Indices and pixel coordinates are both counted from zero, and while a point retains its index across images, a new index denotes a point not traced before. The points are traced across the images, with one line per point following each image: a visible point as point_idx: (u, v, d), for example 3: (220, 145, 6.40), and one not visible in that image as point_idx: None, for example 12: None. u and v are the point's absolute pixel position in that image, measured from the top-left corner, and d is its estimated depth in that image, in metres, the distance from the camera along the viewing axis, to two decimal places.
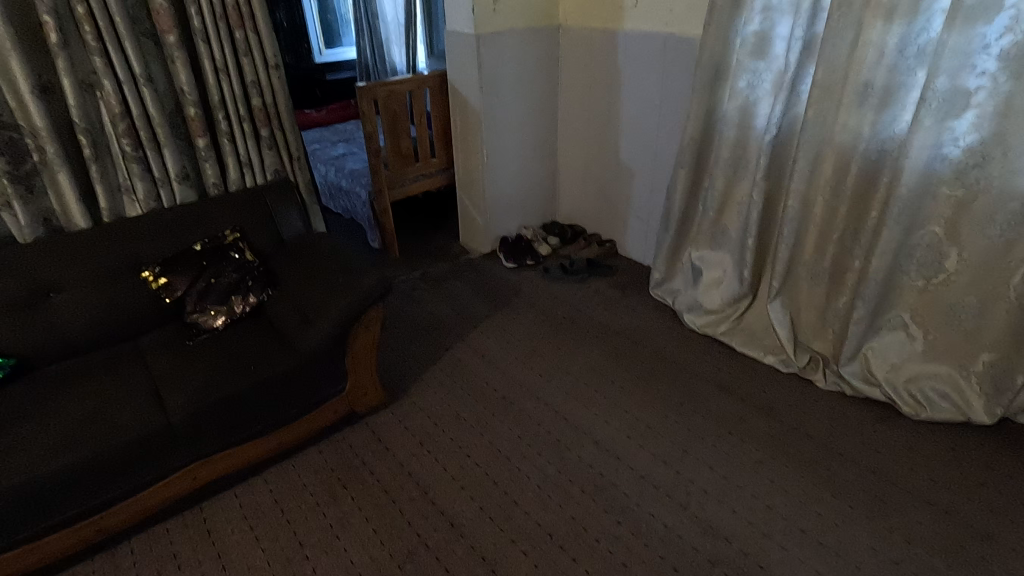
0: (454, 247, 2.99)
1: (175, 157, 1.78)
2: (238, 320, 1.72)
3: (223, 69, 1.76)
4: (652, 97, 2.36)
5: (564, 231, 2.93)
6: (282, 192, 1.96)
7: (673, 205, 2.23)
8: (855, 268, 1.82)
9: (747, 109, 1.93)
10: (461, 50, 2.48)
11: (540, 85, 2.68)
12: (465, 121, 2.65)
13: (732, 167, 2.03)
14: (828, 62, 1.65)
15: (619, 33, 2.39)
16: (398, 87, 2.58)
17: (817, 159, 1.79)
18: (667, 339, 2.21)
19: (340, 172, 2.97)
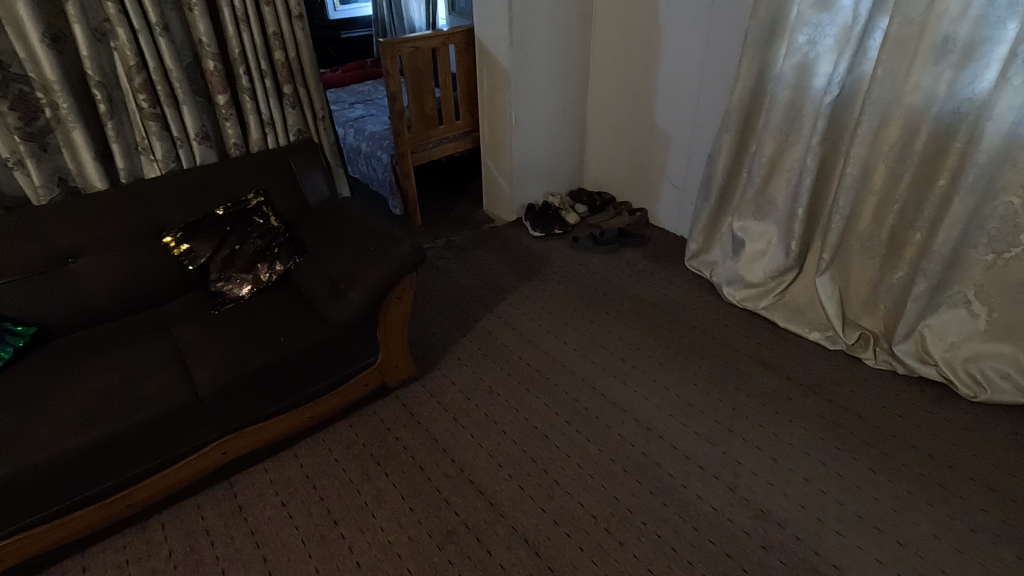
0: (478, 215, 2.89)
1: (195, 116, 1.67)
2: (264, 289, 1.64)
3: (244, 19, 1.63)
4: (695, 55, 2.21)
5: (593, 198, 2.81)
6: (306, 154, 1.86)
7: (715, 171, 2.10)
8: (917, 241, 1.71)
9: (805, 68, 1.78)
10: (490, 3, 2.32)
11: (573, 42, 2.52)
12: (492, 81, 2.51)
13: (784, 131, 1.89)
14: (905, 13, 1.50)
15: None
16: (424, 43, 2.43)
17: (883, 122, 1.66)
18: (706, 314, 2.12)
19: (360, 135, 2.86)
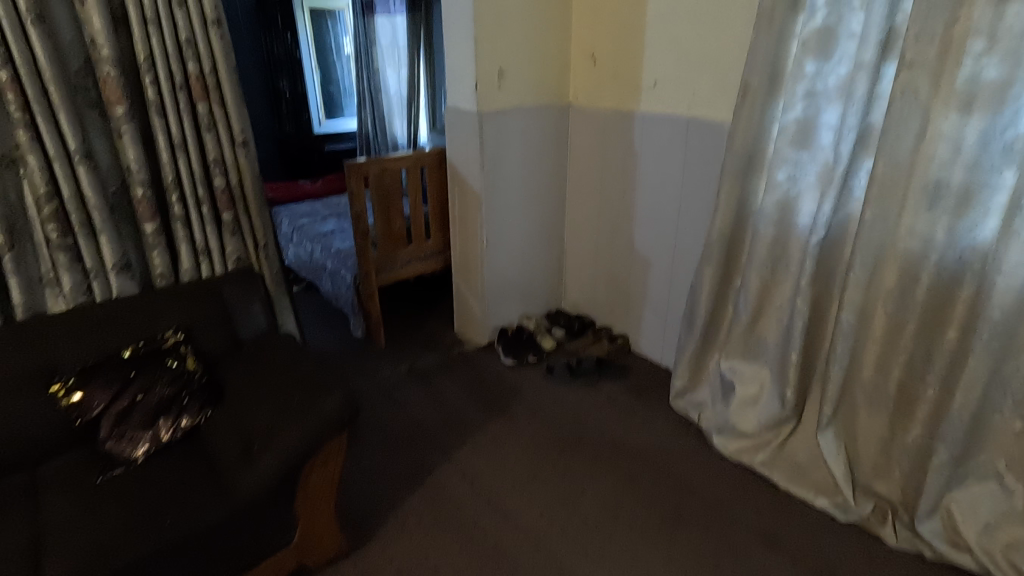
0: (447, 336, 2.68)
1: (114, 245, 1.50)
2: (164, 449, 1.38)
3: (181, 146, 1.51)
4: (672, 182, 2.11)
5: (570, 322, 2.62)
6: (243, 283, 1.67)
7: (698, 305, 1.93)
8: (930, 399, 1.48)
9: (787, 205, 1.67)
10: (461, 127, 2.27)
11: (548, 164, 2.46)
12: (464, 201, 2.40)
13: (770, 266, 1.74)
14: (890, 154, 1.39)
15: (635, 112, 2.18)
16: (393, 164, 2.34)
17: (877, 265, 1.50)
18: (693, 467, 1.85)
19: (327, 252, 2.74)
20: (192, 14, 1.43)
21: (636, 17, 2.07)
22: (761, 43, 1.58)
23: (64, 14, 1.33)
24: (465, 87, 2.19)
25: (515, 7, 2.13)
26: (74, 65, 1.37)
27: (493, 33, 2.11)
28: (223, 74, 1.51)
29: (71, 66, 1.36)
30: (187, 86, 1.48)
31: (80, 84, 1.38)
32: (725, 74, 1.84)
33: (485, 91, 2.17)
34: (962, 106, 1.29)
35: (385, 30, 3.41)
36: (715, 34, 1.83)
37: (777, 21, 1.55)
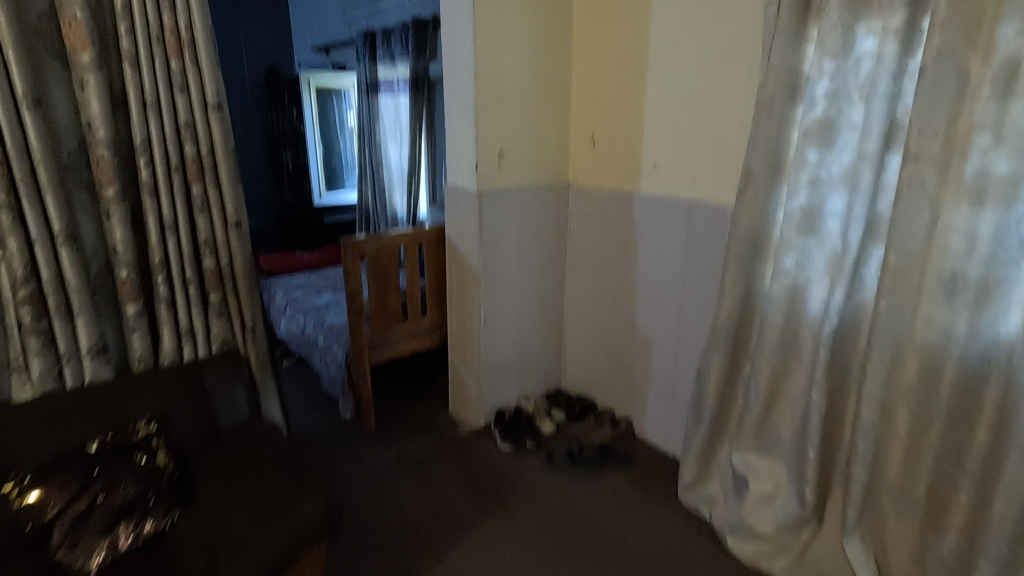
0: (441, 417, 2.55)
1: (91, 329, 1.42)
2: (122, 560, 1.21)
3: (171, 227, 1.46)
4: (674, 264, 2.07)
5: (571, 404, 2.51)
6: (226, 368, 1.58)
7: (706, 393, 1.83)
8: (965, 506, 1.37)
9: (796, 292, 1.62)
10: (461, 205, 2.26)
11: (547, 242, 2.43)
12: (462, 279, 2.36)
13: (781, 354, 1.66)
14: (901, 244, 1.36)
15: (635, 193, 2.17)
16: (391, 241, 2.31)
17: (896, 359, 1.43)
18: (707, 575, 1.69)
19: (319, 327, 2.67)
20: (193, 98, 1.42)
21: (635, 103, 2.11)
22: (761, 132, 1.59)
23: (63, 97, 1.32)
24: (465, 167, 2.20)
25: (516, 93, 2.17)
26: (68, 147, 1.34)
27: (494, 116, 2.14)
28: (220, 156, 1.49)
29: (65, 148, 1.34)
30: (183, 168, 1.46)
31: (72, 165, 1.35)
32: (725, 159, 1.84)
33: (485, 172, 2.18)
34: (972, 200, 1.27)
35: (388, 109, 3.50)
36: (714, 121, 1.85)
37: (778, 112, 1.56)
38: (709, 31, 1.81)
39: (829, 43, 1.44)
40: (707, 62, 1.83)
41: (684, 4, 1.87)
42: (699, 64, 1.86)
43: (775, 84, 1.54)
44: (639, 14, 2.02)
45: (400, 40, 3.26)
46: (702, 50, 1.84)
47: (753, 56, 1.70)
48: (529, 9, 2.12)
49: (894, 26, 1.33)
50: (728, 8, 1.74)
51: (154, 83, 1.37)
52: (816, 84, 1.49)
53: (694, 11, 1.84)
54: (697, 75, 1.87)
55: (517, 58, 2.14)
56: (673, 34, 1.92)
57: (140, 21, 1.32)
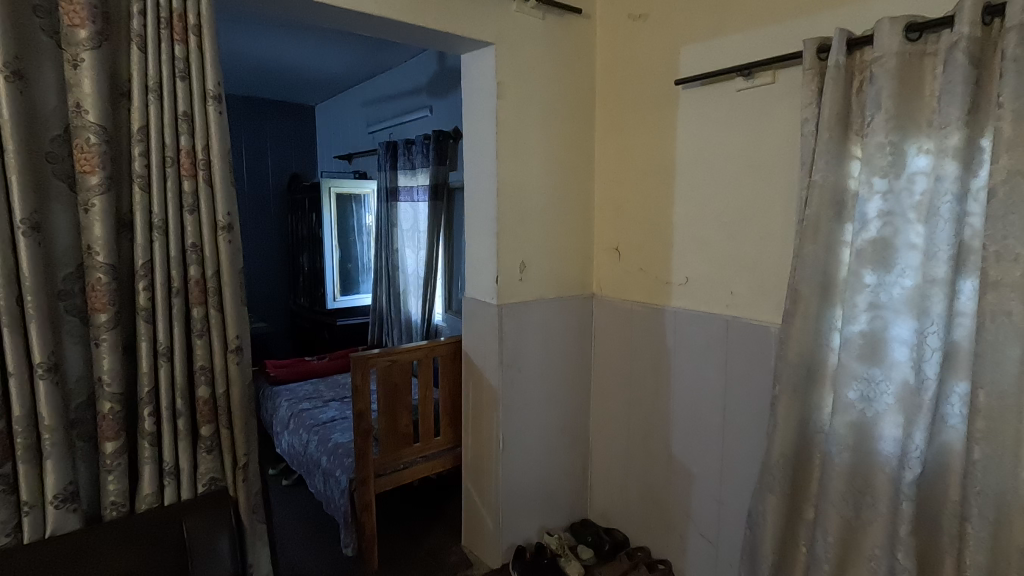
0: (452, 554, 2.26)
1: (61, 471, 1.25)
2: None
3: (165, 353, 1.33)
4: (713, 384, 1.89)
5: (600, 539, 2.21)
6: (210, 514, 1.38)
7: (763, 543, 1.57)
8: None
9: (865, 428, 1.41)
10: (480, 319, 2.13)
11: (571, 357, 2.27)
12: (479, 398, 2.18)
13: (852, 502, 1.43)
14: (992, 382, 1.17)
15: (666, 307, 2.04)
16: (404, 356, 2.15)
17: (1000, 519, 1.20)
18: None
19: (323, 446, 2.46)
20: (203, 218, 1.35)
21: (662, 216, 2.03)
22: (808, 250, 1.47)
23: (65, 219, 1.24)
24: (486, 279, 2.10)
25: (539, 205, 2.12)
26: (64, 271, 1.25)
27: (516, 228, 2.07)
28: (226, 278, 1.38)
29: (60, 272, 1.25)
30: (184, 291, 1.36)
31: (65, 290, 1.26)
32: (766, 276, 1.72)
33: (506, 284, 2.07)
34: None
35: (407, 215, 3.50)
36: (751, 236, 1.75)
37: (824, 231, 1.46)
38: (740, 147, 1.76)
39: (877, 162, 1.36)
40: (740, 178, 1.76)
41: (712, 120, 1.84)
42: (731, 178, 1.79)
43: (820, 203, 1.45)
44: (664, 129, 1.99)
45: (421, 150, 3.31)
46: (734, 165, 1.78)
47: (789, 171, 1.63)
48: (552, 124, 2.12)
49: (950, 145, 1.25)
50: (760, 125, 1.70)
51: (163, 204, 1.30)
52: (866, 203, 1.38)
53: (723, 127, 1.81)
54: (729, 189, 1.80)
55: (540, 171, 2.11)
56: (701, 149, 1.88)
57: (155, 142, 1.27)
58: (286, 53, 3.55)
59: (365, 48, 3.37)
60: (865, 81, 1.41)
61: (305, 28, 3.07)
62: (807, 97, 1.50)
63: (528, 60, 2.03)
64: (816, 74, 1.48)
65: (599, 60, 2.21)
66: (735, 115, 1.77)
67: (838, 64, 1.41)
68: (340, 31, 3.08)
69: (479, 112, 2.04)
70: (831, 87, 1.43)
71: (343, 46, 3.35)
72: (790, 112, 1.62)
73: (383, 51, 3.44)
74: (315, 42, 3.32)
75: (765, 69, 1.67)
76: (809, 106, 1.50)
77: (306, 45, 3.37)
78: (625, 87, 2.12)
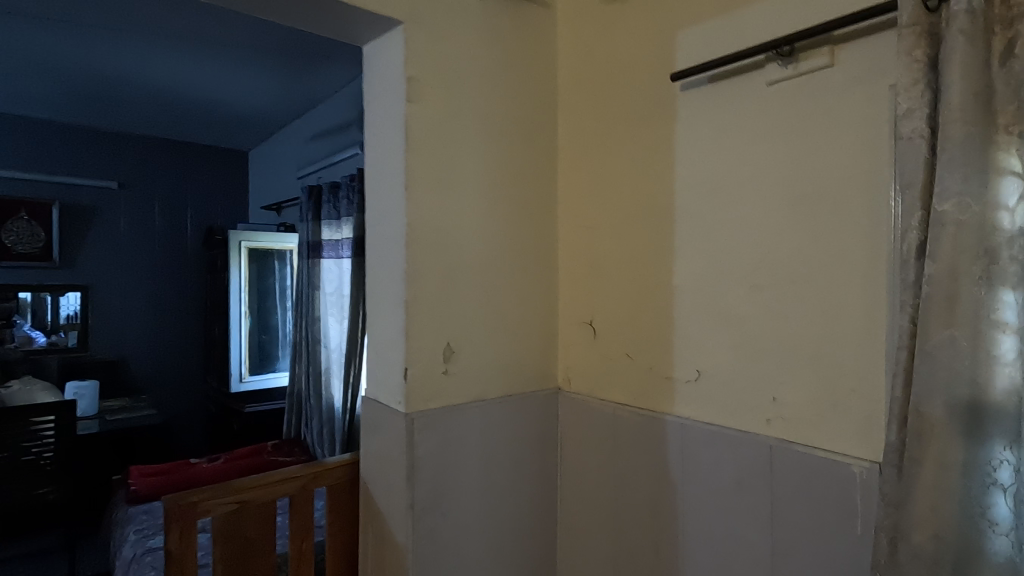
0: None
1: None
2: None
3: None
4: (750, 550, 1.15)
5: None
6: None
7: None
8: None
9: None
10: (384, 433, 1.38)
11: (525, 484, 1.52)
12: (381, 557, 1.39)
13: None
14: None
15: (668, 415, 1.32)
16: (259, 492, 1.37)
17: None
18: None
19: None
20: None
21: (657, 278, 1.35)
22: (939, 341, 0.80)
23: None
24: (391, 371, 1.37)
25: (476, 260, 1.43)
26: None
27: (438, 295, 1.36)
28: None
29: None
30: None
31: None
32: (838, 377, 1.03)
33: (421, 379, 1.34)
34: None
35: (330, 276, 2.80)
36: (807, 310, 1.07)
37: (970, 305, 0.79)
38: (780, 168, 1.11)
39: None
40: (782, 217, 1.11)
41: (732, 132, 1.20)
42: (768, 218, 1.13)
43: (958, 252, 0.80)
44: (657, 149, 1.36)
45: (347, 194, 2.67)
46: (771, 197, 1.13)
47: (873, 205, 0.98)
48: (495, 146, 1.47)
49: None
50: (814, 134, 1.07)
51: None
52: None
53: (750, 139, 1.17)
54: (765, 235, 1.14)
55: (476, 212, 1.43)
56: (716, 175, 1.23)
57: None
58: (193, 77, 2.95)
59: (286, 70, 2.80)
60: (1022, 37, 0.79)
61: (202, 36, 2.47)
62: (908, 73, 0.87)
63: (459, 51, 1.41)
64: (923, 33, 0.86)
65: (562, 62, 1.60)
66: (770, 119, 1.13)
67: (971, 9, 0.80)
68: (246, 39, 2.48)
69: (385, 123, 1.38)
70: (959, 51, 0.81)
71: (258, 66, 2.77)
72: (868, 107, 0.99)
73: (309, 75, 2.86)
74: (222, 59, 2.71)
75: (818, 45, 1.06)
76: (915, 85, 0.86)
77: (213, 64, 2.77)
78: (597, 95, 1.50)
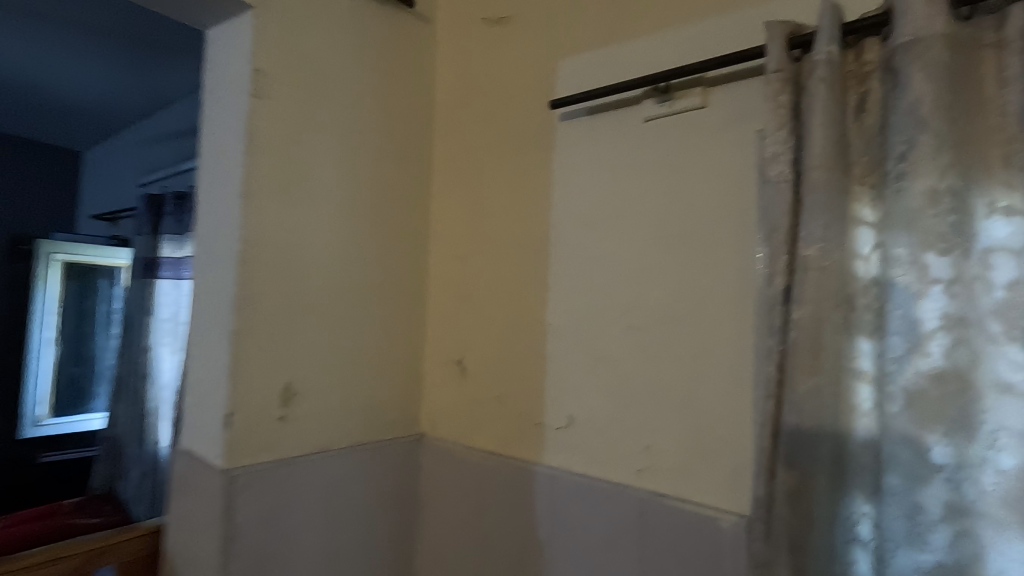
0: None
1: None
2: None
3: None
4: None
5: None
6: None
7: None
8: None
9: None
10: (196, 494, 1.12)
11: (377, 547, 1.31)
12: None
13: None
14: None
15: (537, 465, 1.21)
16: None
17: None
18: None
19: None
20: None
21: (531, 315, 1.26)
22: (805, 391, 0.77)
23: None
24: (210, 417, 1.12)
25: (330, 287, 1.25)
26: None
27: (278, 326, 1.15)
28: None
29: None
30: None
31: None
32: (707, 425, 0.99)
33: (248, 427, 1.10)
34: None
35: (168, 299, 2.41)
36: (678, 354, 1.03)
37: (832, 353, 0.77)
38: (655, 207, 1.08)
39: (925, 223, 0.72)
40: (656, 257, 1.07)
41: (608, 167, 1.16)
42: (642, 257, 1.09)
43: (821, 298, 0.78)
44: (534, 179, 1.28)
45: None
46: (645, 236, 1.09)
47: (742, 248, 0.97)
48: (359, 160, 1.31)
49: None
50: (687, 174, 1.05)
51: None
52: (915, 303, 0.73)
53: (626, 174, 1.13)
54: (640, 273, 1.09)
55: (333, 232, 1.25)
56: (592, 210, 1.18)
57: None
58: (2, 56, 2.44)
59: (128, 59, 2.41)
60: (871, 93, 0.82)
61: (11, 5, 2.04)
62: (773, 117, 0.86)
63: (323, 50, 1.25)
64: (787, 79, 0.86)
65: (441, 82, 1.50)
66: (645, 157, 1.11)
67: (830, 59, 0.81)
68: (73, 15, 2.09)
69: (224, 120, 1.17)
70: (820, 98, 0.81)
71: (91, 51, 2.36)
72: (736, 150, 0.99)
73: (158, 69, 2.50)
74: (41, 38, 2.27)
75: (690, 85, 1.05)
76: (781, 130, 0.86)
77: (29, 42, 2.31)
78: (476, 118, 1.41)
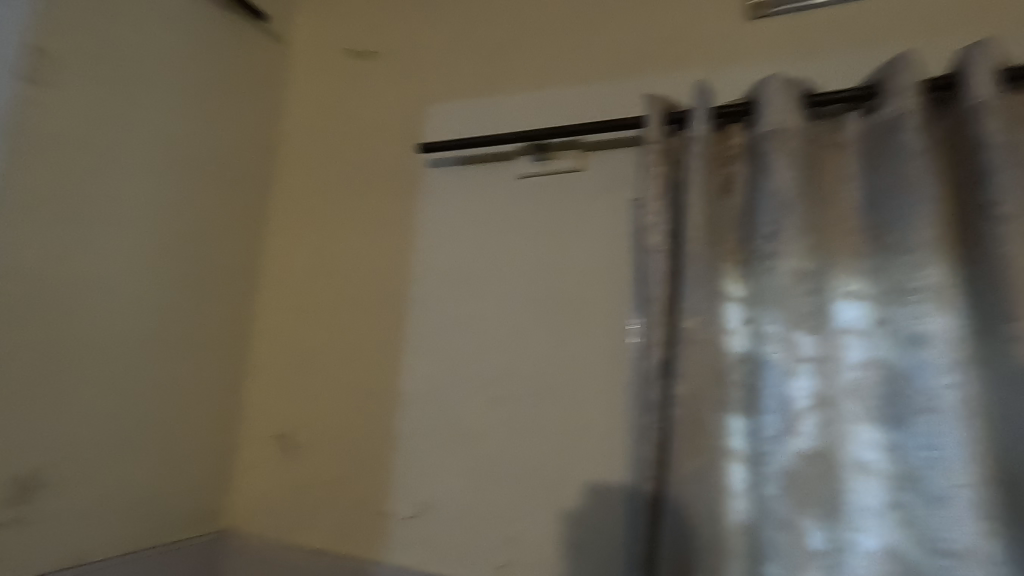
0: None
1: None
2: None
3: None
4: None
5: None
6: None
7: None
8: None
9: None
10: None
11: None
12: None
13: None
14: None
15: (377, 565, 1.00)
16: None
17: None
18: None
19: None
20: None
21: (381, 380, 1.08)
22: (690, 474, 0.72)
23: None
24: None
25: (116, 338, 0.94)
26: None
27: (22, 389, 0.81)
28: None
29: None
30: None
31: None
32: (576, 510, 0.90)
33: None
34: None
35: None
36: (547, 430, 0.94)
37: (712, 433, 0.74)
38: (527, 269, 1.02)
39: (792, 301, 0.74)
40: (526, 322, 0.99)
41: (478, 222, 1.08)
42: (511, 321, 1.01)
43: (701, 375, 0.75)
44: (394, 227, 1.15)
45: None
46: (516, 298, 1.01)
47: (614, 318, 0.94)
48: (177, 182, 1.05)
49: (927, 283, 0.71)
50: (560, 237, 1.01)
51: None
52: (787, 380, 0.73)
53: (498, 231, 1.06)
54: (508, 339, 1.00)
55: (131, 267, 0.97)
56: (458, 266, 1.07)
57: None
58: None
59: None
60: (735, 176, 0.85)
61: None
62: (652, 187, 0.86)
63: (141, 44, 1.00)
64: (662, 151, 0.87)
65: (290, 110, 1.32)
66: (518, 215, 1.05)
67: (704, 137, 0.83)
68: None
69: None
70: (697, 173, 0.82)
71: None
72: (610, 217, 0.98)
73: None
74: None
75: (567, 147, 1.04)
76: (658, 201, 0.85)
77: None
78: (330, 155, 1.25)
